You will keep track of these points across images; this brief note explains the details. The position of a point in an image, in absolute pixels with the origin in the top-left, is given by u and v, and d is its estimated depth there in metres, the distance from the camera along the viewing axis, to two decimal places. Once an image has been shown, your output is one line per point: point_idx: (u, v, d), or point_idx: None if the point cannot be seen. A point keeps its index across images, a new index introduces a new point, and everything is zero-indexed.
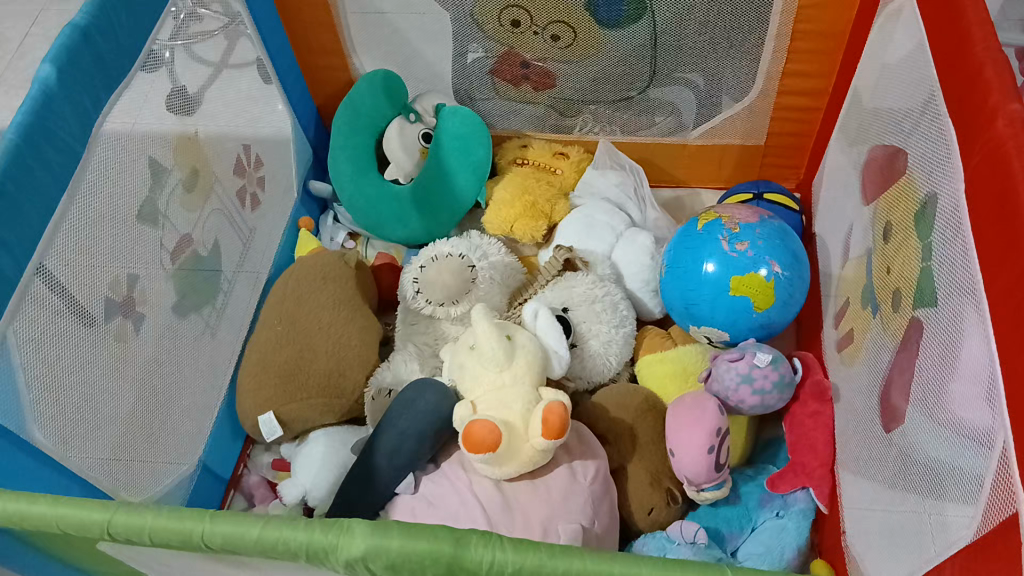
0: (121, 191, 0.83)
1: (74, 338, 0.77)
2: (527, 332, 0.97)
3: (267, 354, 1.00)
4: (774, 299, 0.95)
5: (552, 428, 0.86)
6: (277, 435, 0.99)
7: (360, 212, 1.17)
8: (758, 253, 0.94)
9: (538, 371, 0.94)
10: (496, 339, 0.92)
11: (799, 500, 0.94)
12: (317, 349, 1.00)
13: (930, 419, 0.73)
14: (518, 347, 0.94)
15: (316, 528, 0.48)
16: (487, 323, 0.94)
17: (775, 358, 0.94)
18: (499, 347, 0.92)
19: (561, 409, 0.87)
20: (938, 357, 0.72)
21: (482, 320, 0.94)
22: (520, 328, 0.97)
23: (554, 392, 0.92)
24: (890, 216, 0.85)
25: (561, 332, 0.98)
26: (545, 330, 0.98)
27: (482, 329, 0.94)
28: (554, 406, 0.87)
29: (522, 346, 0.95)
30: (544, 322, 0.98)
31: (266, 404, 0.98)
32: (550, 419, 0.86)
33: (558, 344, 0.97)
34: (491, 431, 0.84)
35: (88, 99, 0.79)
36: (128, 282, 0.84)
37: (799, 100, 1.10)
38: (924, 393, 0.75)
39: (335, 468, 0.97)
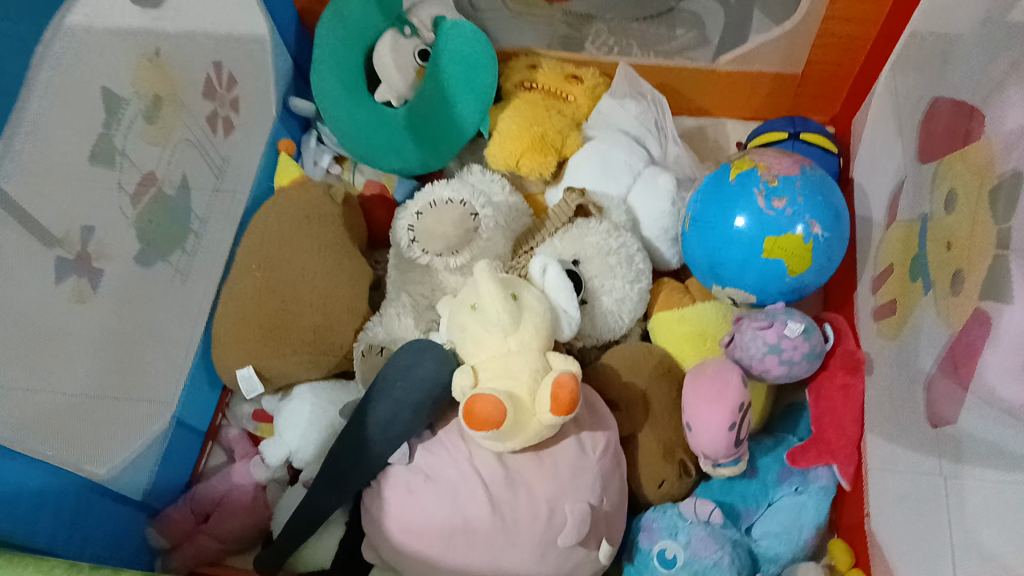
0: (70, 129, 0.70)
1: (19, 309, 0.66)
2: (535, 290, 0.88)
3: (247, 305, 0.90)
4: (809, 263, 0.85)
5: (562, 404, 0.78)
6: (257, 392, 0.90)
7: (347, 138, 1.03)
8: (797, 211, 0.84)
9: (547, 335, 0.86)
10: (503, 301, 0.83)
11: (821, 476, 0.87)
12: (302, 301, 0.91)
13: (993, 423, 0.63)
14: (526, 308, 0.85)
15: None
16: (493, 282, 0.84)
17: (807, 327, 0.86)
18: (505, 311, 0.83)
19: (573, 381, 0.80)
20: (1008, 353, 0.62)
21: (487, 278, 0.85)
22: (527, 285, 0.88)
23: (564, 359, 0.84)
24: (954, 182, 0.75)
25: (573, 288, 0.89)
26: (554, 289, 0.88)
27: (485, 289, 0.84)
28: (567, 379, 0.80)
29: (529, 308, 0.85)
30: (552, 279, 0.88)
31: (247, 358, 0.89)
32: (560, 394, 0.78)
33: (567, 304, 0.88)
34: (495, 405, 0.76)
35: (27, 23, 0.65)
36: (86, 235, 0.73)
37: (846, 28, 0.98)
38: (986, 391, 0.65)
39: (322, 428, 0.89)
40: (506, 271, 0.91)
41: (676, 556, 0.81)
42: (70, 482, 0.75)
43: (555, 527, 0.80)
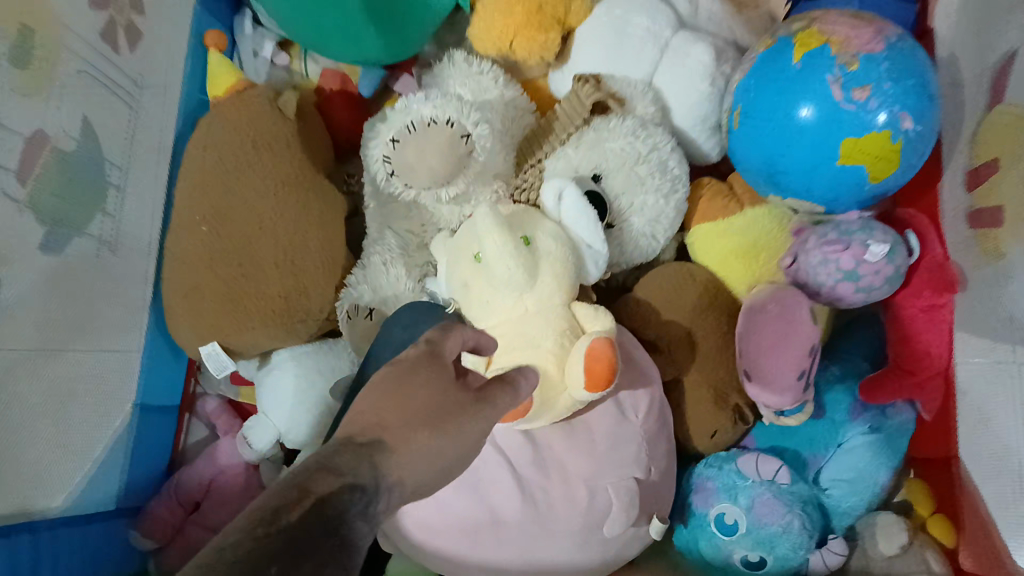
0: None
1: None
2: (550, 226, 0.70)
3: (200, 271, 0.73)
4: (898, 163, 0.68)
5: (598, 380, 0.64)
6: (230, 370, 0.75)
7: (289, 18, 0.80)
8: (884, 103, 0.66)
9: (569, 282, 0.70)
10: (514, 251, 0.66)
11: (900, 413, 0.75)
12: (264, 258, 0.73)
13: None
14: (540, 252, 0.68)
15: None
16: (496, 229, 0.66)
17: (891, 245, 0.69)
18: (517, 265, 0.66)
19: (610, 347, 0.65)
20: None
21: (489, 223, 0.67)
22: (539, 220, 0.70)
23: (593, 310, 0.70)
24: None
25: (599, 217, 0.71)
26: (574, 221, 0.71)
27: (488, 239, 0.66)
28: (603, 346, 0.65)
29: (544, 254, 0.68)
30: (570, 209, 0.71)
31: (209, 334, 0.74)
32: (595, 367, 0.64)
33: (592, 237, 0.71)
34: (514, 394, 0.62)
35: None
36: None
37: None
38: None
39: (314, 405, 0.75)
40: (512, 201, 0.73)
41: (737, 523, 0.70)
42: (22, 529, 0.62)
43: (599, 513, 0.69)
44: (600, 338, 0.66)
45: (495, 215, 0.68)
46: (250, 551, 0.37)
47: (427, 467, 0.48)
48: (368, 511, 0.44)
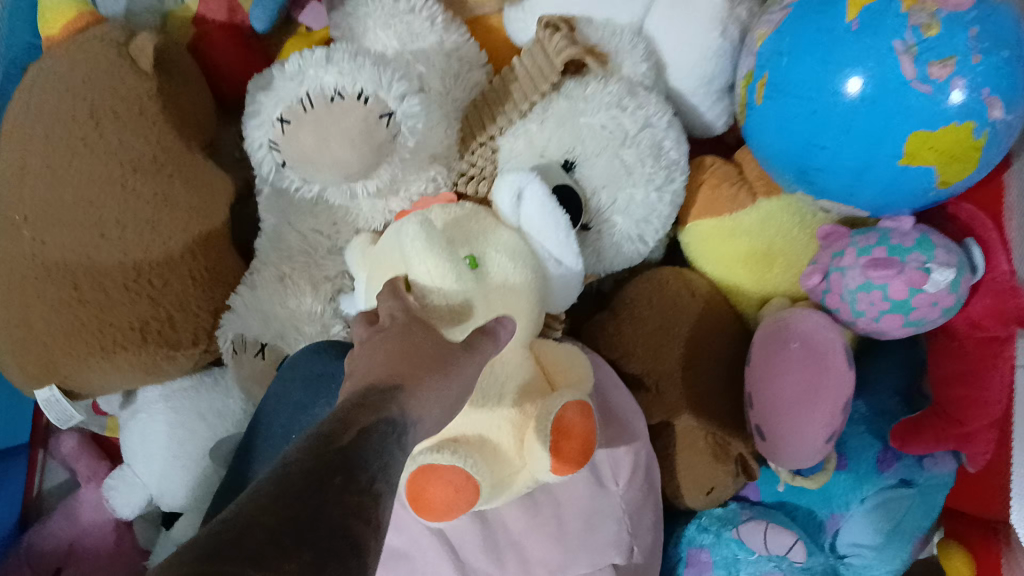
0: None
1: None
2: (503, 236, 0.50)
3: (21, 298, 0.54)
4: (976, 163, 0.50)
5: (568, 459, 0.48)
6: (76, 419, 0.59)
7: None
8: (969, 84, 0.47)
9: (529, 318, 0.51)
10: (459, 279, 0.46)
11: (941, 464, 0.60)
12: (108, 276, 0.53)
13: None
14: (495, 276, 0.48)
15: None
16: (437, 241, 0.47)
17: (958, 271, 0.53)
18: (465, 294, 0.46)
19: (588, 414, 0.48)
20: None
21: (427, 233, 0.47)
22: (492, 230, 0.51)
23: (569, 346, 0.54)
24: None
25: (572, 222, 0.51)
26: (537, 229, 0.51)
27: (423, 259, 0.46)
28: (578, 412, 0.48)
29: (498, 280, 0.48)
30: (530, 213, 0.50)
31: (48, 375, 0.55)
32: (565, 442, 0.47)
33: (560, 251, 0.51)
34: (455, 487, 0.44)
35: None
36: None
37: None
38: None
39: (188, 464, 0.58)
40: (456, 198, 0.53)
41: None
42: None
43: None
44: (575, 399, 0.49)
45: (428, 225, 0.48)
46: (305, 469, 0.28)
47: (444, 416, 0.36)
48: (407, 446, 0.32)
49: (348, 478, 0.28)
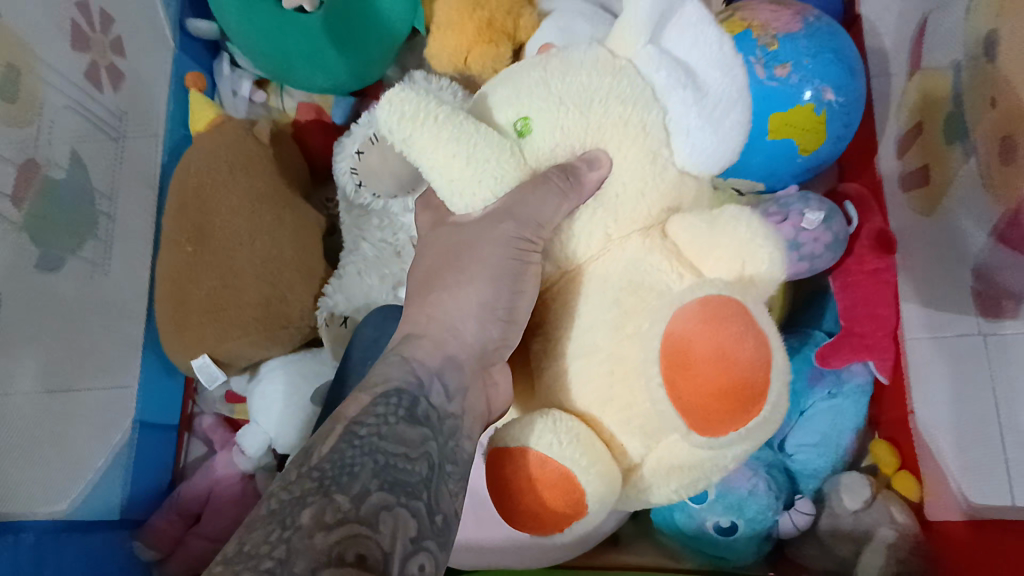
0: None
1: None
2: (562, 98, 0.53)
3: (185, 290, 0.78)
4: (825, 135, 0.73)
5: (711, 410, 0.44)
6: (219, 381, 0.81)
7: (260, 56, 0.89)
8: (804, 75, 0.70)
9: (638, 170, 0.53)
10: (487, 159, 0.52)
11: (855, 374, 0.78)
12: (244, 271, 0.78)
13: None
14: (565, 120, 0.52)
15: None
16: (459, 129, 0.52)
17: (828, 214, 0.73)
18: (491, 186, 0.52)
19: (718, 326, 0.45)
20: None
21: (445, 111, 0.52)
22: (566, 97, 0.53)
23: (735, 228, 0.51)
24: (995, 21, 0.61)
25: (718, 38, 0.54)
26: (650, 60, 0.53)
27: (425, 141, 0.53)
28: (704, 327, 0.45)
29: (566, 137, 0.52)
30: (638, 29, 0.53)
31: (198, 348, 0.78)
32: (680, 380, 0.45)
33: (687, 82, 0.53)
34: (537, 478, 0.48)
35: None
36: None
37: None
38: None
39: (297, 411, 0.80)
40: None
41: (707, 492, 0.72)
42: (26, 538, 0.66)
43: None
44: (697, 300, 0.47)
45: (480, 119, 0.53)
46: (291, 494, 0.38)
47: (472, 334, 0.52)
48: (415, 410, 0.47)
49: (328, 490, 0.38)
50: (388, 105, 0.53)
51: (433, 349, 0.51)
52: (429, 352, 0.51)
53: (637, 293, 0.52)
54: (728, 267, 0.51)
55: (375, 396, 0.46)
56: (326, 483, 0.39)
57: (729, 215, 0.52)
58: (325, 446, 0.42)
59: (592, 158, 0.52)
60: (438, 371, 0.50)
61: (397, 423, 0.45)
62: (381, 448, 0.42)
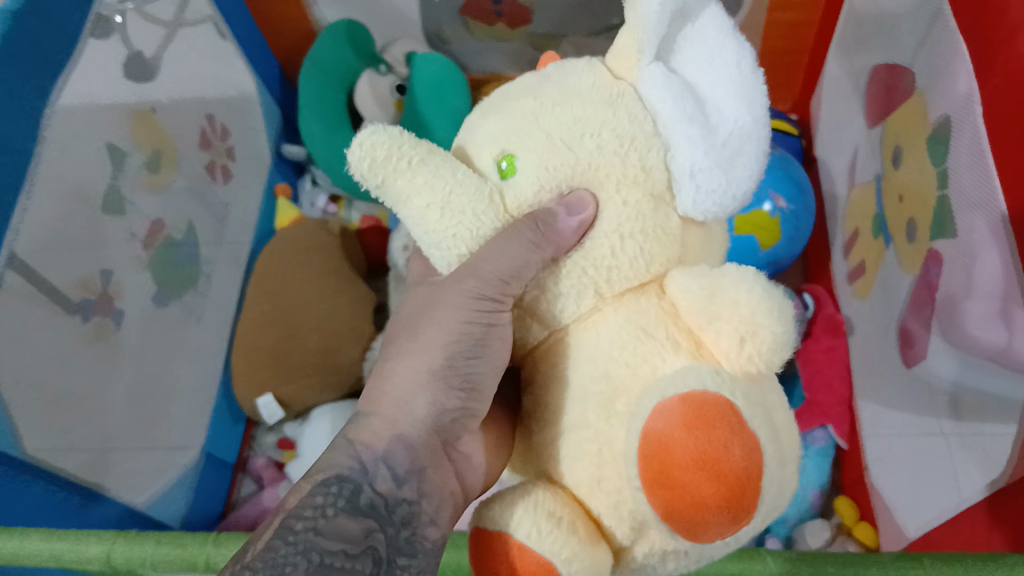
0: (83, 186, 0.77)
1: (54, 356, 0.73)
2: (547, 133, 0.46)
3: (257, 335, 0.95)
4: (779, 234, 0.91)
5: (680, 513, 0.37)
6: (279, 416, 0.96)
7: (335, 172, 1.12)
8: (762, 186, 0.90)
9: (635, 208, 0.45)
10: (463, 206, 0.46)
11: (815, 438, 0.92)
12: (307, 326, 0.96)
13: (951, 348, 0.69)
14: (551, 155, 0.46)
15: None
16: (436, 167, 0.46)
17: None
18: (467, 240, 0.47)
19: (705, 433, 0.36)
20: (957, 282, 0.68)
21: (421, 146, 0.47)
22: (554, 129, 0.46)
23: (737, 292, 0.41)
24: (897, 138, 0.81)
25: (736, 52, 0.47)
26: (660, 93, 0.45)
27: (404, 187, 0.47)
28: (712, 456, 0.36)
29: (551, 170, 0.46)
30: (634, 52, 0.47)
31: (262, 387, 0.94)
32: (662, 491, 0.37)
33: (691, 102, 0.45)
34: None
35: (13, 105, 0.69)
36: (64, 305, 0.74)
37: (790, 15, 1.07)
38: (943, 319, 0.70)
39: None
40: None
41: None
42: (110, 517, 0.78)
43: None
44: (678, 394, 0.39)
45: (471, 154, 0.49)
46: None
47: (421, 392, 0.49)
48: (358, 495, 0.45)
49: None
50: (356, 146, 0.47)
51: (383, 429, 0.48)
52: (373, 436, 0.48)
53: (633, 351, 0.43)
54: (735, 337, 0.40)
55: (316, 485, 0.45)
56: None
57: (728, 276, 0.42)
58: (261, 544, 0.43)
59: (574, 202, 0.45)
60: (386, 454, 0.47)
61: (336, 515, 0.44)
62: (316, 545, 0.42)
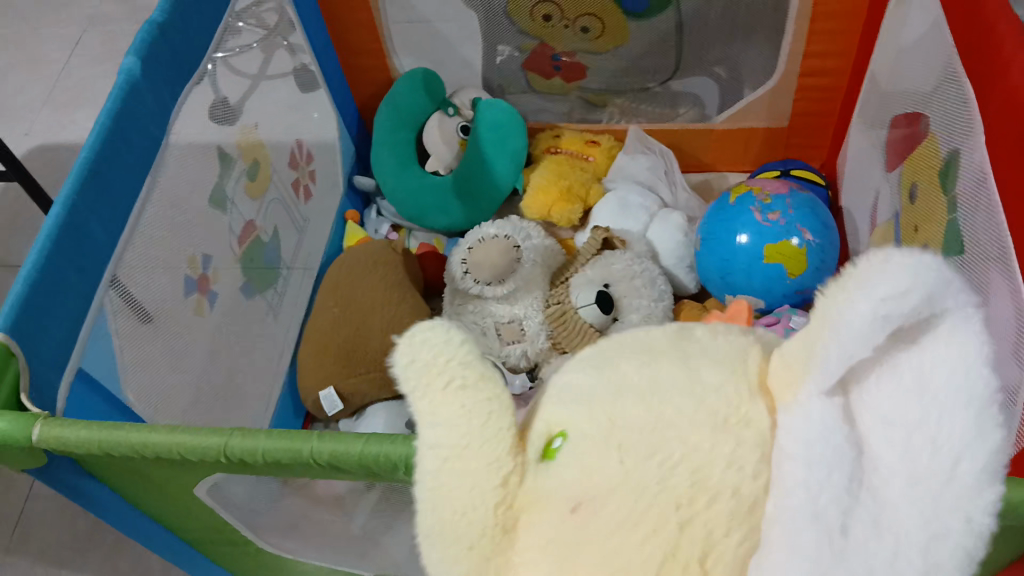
0: (195, 183, 0.89)
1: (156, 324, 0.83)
2: (598, 420, 0.48)
3: (329, 333, 1.06)
4: (807, 263, 1.00)
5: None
6: (338, 409, 1.04)
7: (402, 203, 1.27)
8: (790, 221, 1.01)
9: (741, 493, 0.43)
10: (477, 485, 0.49)
11: None
12: (372, 327, 1.06)
13: None
14: (596, 469, 0.46)
15: (399, 442, 0.55)
16: (451, 481, 0.50)
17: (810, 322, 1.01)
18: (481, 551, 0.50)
19: None
20: None
21: (463, 370, 0.51)
22: (549, 489, 0.48)
23: None
24: (913, 177, 0.92)
25: (968, 428, 0.42)
26: (791, 348, 0.45)
27: (427, 421, 0.51)
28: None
29: (660, 486, 0.44)
30: (798, 354, 0.44)
31: (326, 381, 1.03)
32: None
33: (858, 465, 0.42)
34: None
35: (152, 100, 0.80)
36: (136, 314, 0.80)
37: (821, 81, 1.18)
38: None
39: None
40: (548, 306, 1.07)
41: None
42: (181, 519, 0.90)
43: None
44: None
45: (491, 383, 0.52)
46: None
47: None
48: None
49: None
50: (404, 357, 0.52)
51: None
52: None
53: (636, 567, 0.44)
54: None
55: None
56: None
57: (779, 527, 0.42)
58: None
59: None
60: None
61: None
62: None
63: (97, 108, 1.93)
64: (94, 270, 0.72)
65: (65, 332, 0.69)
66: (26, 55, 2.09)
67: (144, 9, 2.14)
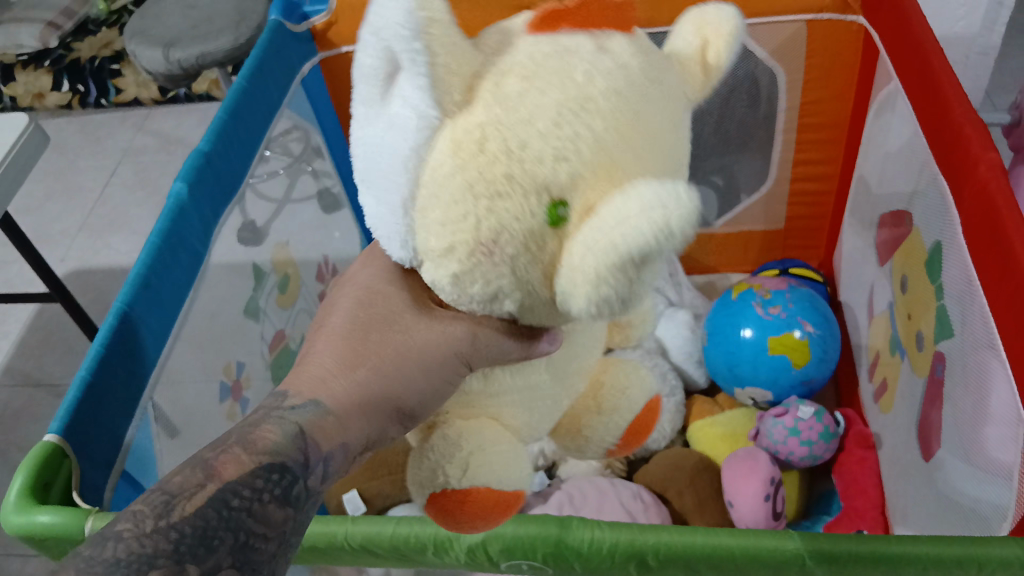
0: (233, 296, 0.96)
1: (196, 429, 0.88)
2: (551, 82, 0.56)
3: None
4: (808, 354, 1.08)
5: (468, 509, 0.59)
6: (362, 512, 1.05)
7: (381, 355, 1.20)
8: (791, 314, 1.09)
9: None
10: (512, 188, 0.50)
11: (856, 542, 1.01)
12: None
13: (971, 463, 0.81)
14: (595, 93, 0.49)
15: (403, 522, 0.60)
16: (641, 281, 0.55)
17: (817, 411, 1.07)
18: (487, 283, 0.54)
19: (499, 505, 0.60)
20: (969, 403, 0.80)
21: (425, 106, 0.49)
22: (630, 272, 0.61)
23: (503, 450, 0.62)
24: (903, 269, 0.98)
25: None
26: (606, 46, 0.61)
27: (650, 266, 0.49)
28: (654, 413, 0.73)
29: None
30: None
31: (350, 483, 1.06)
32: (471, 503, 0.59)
33: None
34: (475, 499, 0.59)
35: (198, 220, 0.88)
36: (177, 420, 0.85)
37: (812, 185, 1.26)
38: (961, 434, 0.82)
39: None
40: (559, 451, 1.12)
41: None
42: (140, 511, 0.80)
43: None
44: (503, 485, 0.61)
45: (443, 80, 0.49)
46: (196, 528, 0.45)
47: (371, 377, 0.55)
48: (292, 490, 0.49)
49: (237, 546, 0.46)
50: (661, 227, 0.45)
51: (332, 433, 0.52)
52: (326, 438, 0.52)
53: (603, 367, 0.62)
54: None
55: (258, 467, 0.49)
56: (199, 545, 0.44)
57: None
58: (193, 506, 0.46)
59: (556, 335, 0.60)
60: (327, 455, 0.52)
61: (270, 502, 0.48)
62: (245, 526, 0.46)
63: (130, 233, 2.04)
64: (140, 379, 0.78)
65: (115, 433, 0.74)
66: (66, 186, 2.23)
67: (177, 140, 2.28)
